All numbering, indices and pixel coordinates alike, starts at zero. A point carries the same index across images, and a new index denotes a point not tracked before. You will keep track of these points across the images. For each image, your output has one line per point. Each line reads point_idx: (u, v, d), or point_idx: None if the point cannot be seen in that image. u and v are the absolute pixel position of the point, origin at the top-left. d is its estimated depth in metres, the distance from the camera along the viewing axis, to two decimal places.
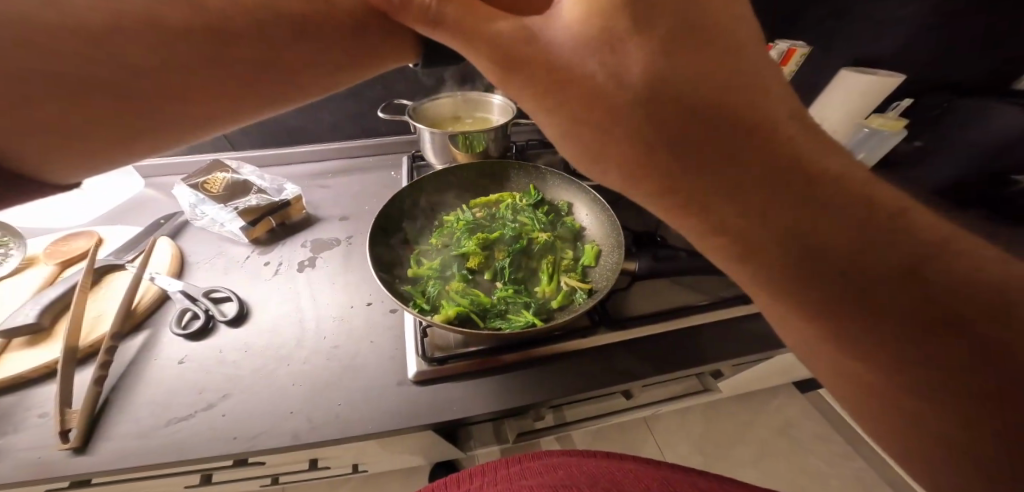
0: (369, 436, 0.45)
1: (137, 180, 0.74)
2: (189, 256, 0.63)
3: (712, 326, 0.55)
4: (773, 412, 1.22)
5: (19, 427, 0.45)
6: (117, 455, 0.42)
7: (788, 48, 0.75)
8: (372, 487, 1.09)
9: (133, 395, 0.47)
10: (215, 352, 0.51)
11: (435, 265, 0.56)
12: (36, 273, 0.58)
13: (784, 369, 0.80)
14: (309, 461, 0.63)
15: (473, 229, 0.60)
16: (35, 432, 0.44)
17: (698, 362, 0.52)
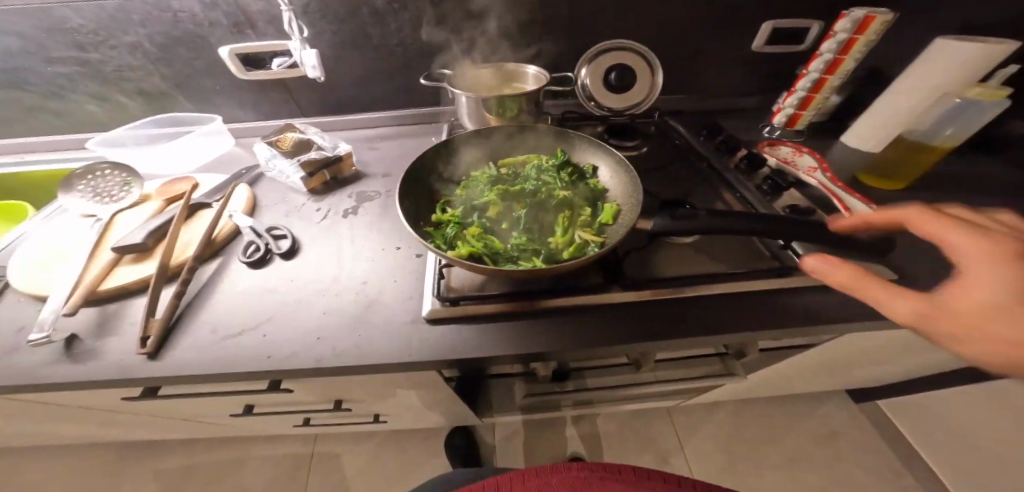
0: (383, 368, 0.49)
1: (228, 137, 0.87)
2: (260, 201, 0.72)
3: (741, 296, 0.52)
4: (811, 418, 1.16)
5: (118, 332, 0.54)
6: (179, 363, 0.49)
7: (865, 17, 0.73)
8: (394, 440, 1.18)
9: (199, 314, 0.54)
10: (268, 280, 0.58)
11: (457, 212, 0.59)
12: (149, 206, 0.71)
13: (822, 369, 0.75)
14: (334, 402, 0.70)
15: (496, 182, 0.63)
16: (127, 338, 0.53)
17: (714, 333, 0.49)
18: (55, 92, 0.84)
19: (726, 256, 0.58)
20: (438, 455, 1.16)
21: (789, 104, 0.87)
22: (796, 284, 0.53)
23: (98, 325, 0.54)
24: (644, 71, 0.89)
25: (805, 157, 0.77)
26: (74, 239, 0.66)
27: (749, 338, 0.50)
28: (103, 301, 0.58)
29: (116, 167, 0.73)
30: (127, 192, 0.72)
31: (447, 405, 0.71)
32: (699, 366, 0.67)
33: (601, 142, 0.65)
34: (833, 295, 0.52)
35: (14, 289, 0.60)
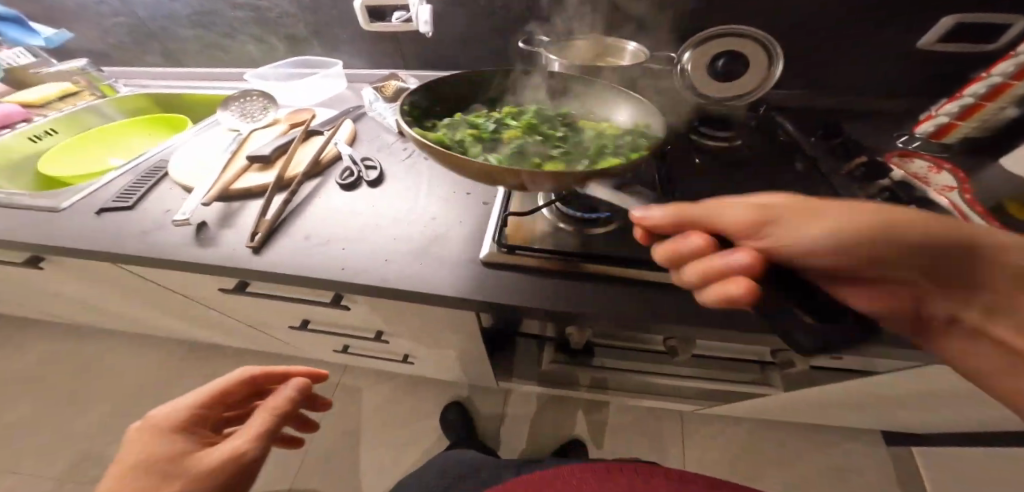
0: (438, 298, 0.53)
1: (342, 81, 0.98)
2: (359, 136, 0.82)
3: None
4: (825, 452, 1.14)
5: (235, 226, 0.60)
6: (277, 260, 0.56)
7: None
8: (414, 386, 1.29)
9: (296, 221, 0.62)
10: (355, 202, 0.66)
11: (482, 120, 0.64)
12: (276, 127, 0.81)
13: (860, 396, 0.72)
14: (374, 333, 0.82)
15: (540, 119, 0.66)
16: (241, 233, 0.59)
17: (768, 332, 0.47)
18: (229, 31, 1.02)
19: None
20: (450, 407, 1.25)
21: (945, 112, 0.74)
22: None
23: (225, 219, 0.61)
24: (761, 62, 0.81)
25: (944, 175, 0.65)
26: (217, 148, 0.75)
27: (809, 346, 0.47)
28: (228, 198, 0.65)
29: (266, 96, 0.87)
30: (266, 115, 0.84)
31: (474, 356, 0.81)
32: (730, 369, 0.67)
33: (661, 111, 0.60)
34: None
35: (169, 180, 0.68)
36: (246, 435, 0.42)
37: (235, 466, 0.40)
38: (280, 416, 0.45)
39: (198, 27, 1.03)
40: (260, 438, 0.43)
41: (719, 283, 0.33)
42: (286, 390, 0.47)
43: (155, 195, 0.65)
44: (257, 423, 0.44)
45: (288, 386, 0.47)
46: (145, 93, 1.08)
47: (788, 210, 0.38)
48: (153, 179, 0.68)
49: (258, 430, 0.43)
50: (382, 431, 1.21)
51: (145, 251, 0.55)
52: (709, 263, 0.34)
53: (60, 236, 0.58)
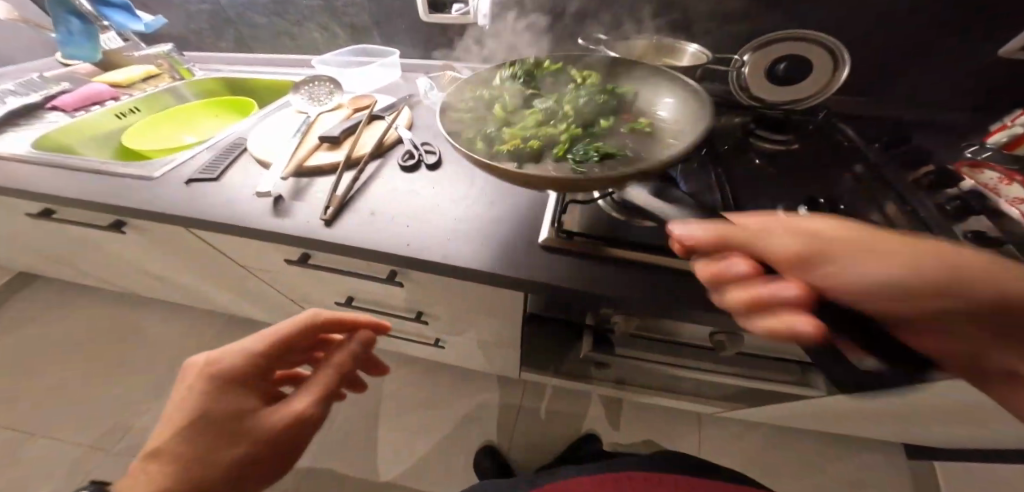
0: (496, 277, 0.56)
1: (397, 71, 1.03)
2: (417, 122, 0.85)
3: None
4: (852, 466, 1.11)
5: (309, 200, 0.65)
6: (346, 233, 0.59)
7: None
8: None
9: (362, 197, 0.65)
10: (414, 183, 0.69)
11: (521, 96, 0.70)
12: (340, 110, 0.86)
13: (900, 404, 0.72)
14: (416, 313, 0.85)
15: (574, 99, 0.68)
16: (314, 206, 0.64)
17: None
18: (299, 20, 1.08)
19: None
20: (472, 395, 1.33)
21: (1023, 122, 0.71)
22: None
23: (300, 194, 0.66)
24: (823, 67, 0.81)
25: (1017, 187, 0.61)
26: (292, 127, 0.80)
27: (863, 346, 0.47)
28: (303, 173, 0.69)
29: (333, 81, 0.90)
30: (331, 99, 0.89)
31: (508, 341, 0.84)
32: (770, 368, 0.67)
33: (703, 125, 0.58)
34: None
35: (248, 155, 0.73)
36: (307, 398, 0.47)
37: (294, 426, 0.45)
38: (335, 379, 0.50)
39: (271, 15, 1.09)
40: (320, 398, 0.48)
41: (771, 316, 0.30)
42: (351, 343, 0.53)
43: (236, 169, 0.70)
44: (318, 386, 0.49)
45: (353, 340, 0.54)
46: (218, 77, 1.16)
47: (849, 235, 0.32)
48: (234, 152, 0.73)
49: (316, 394, 0.48)
50: (410, 410, 1.31)
51: (233, 220, 0.60)
52: (786, 318, 0.29)
53: (154, 201, 0.64)
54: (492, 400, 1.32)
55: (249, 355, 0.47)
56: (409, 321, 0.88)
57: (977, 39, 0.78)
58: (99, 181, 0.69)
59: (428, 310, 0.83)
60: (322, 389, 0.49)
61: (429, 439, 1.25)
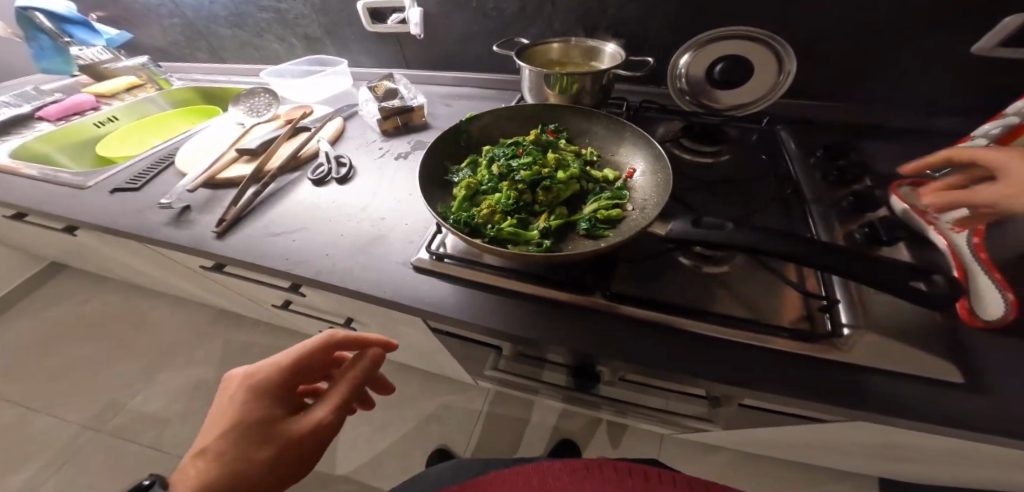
0: (364, 295, 0.57)
1: (348, 79, 1.04)
2: (346, 133, 0.86)
3: (748, 347, 0.49)
4: None
5: (211, 212, 0.68)
6: (232, 248, 0.62)
7: None
8: (399, 373, 1.35)
9: (261, 212, 0.67)
10: (317, 196, 0.70)
11: (482, 179, 0.59)
12: (273, 123, 0.90)
13: (829, 441, 0.67)
14: (345, 319, 0.84)
15: (527, 155, 0.61)
16: (212, 218, 0.67)
17: (677, 371, 0.49)
18: (259, 31, 1.11)
19: (754, 302, 0.53)
20: (437, 397, 1.29)
21: (984, 132, 0.61)
22: (816, 351, 0.47)
23: (204, 206, 0.69)
24: (769, 70, 0.74)
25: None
26: (224, 138, 0.87)
27: (727, 387, 0.48)
28: (216, 186, 0.73)
29: (270, 92, 0.96)
30: (268, 111, 0.95)
31: (436, 350, 0.84)
32: (676, 401, 0.69)
33: (648, 135, 0.61)
34: (846, 377, 0.46)
35: (175, 167, 0.80)
36: (327, 413, 0.44)
37: (314, 438, 0.42)
38: (353, 389, 0.46)
39: (235, 27, 1.13)
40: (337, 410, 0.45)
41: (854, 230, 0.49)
42: (361, 360, 0.47)
43: (159, 181, 0.76)
44: (338, 393, 0.45)
45: (363, 357, 0.47)
46: (193, 87, 1.22)
47: None
48: (162, 165, 0.80)
49: (332, 406, 0.45)
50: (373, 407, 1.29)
51: (136, 228, 0.66)
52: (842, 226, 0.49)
53: (80, 211, 0.71)
54: (457, 402, 1.28)
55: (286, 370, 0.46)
56: (343, 326, 0.88)
57: (946, 39, 0.68)
58: (44, 191, 0.76)
59: (356, 319, 0.82)
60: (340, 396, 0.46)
61: (387, 437, 1.23)
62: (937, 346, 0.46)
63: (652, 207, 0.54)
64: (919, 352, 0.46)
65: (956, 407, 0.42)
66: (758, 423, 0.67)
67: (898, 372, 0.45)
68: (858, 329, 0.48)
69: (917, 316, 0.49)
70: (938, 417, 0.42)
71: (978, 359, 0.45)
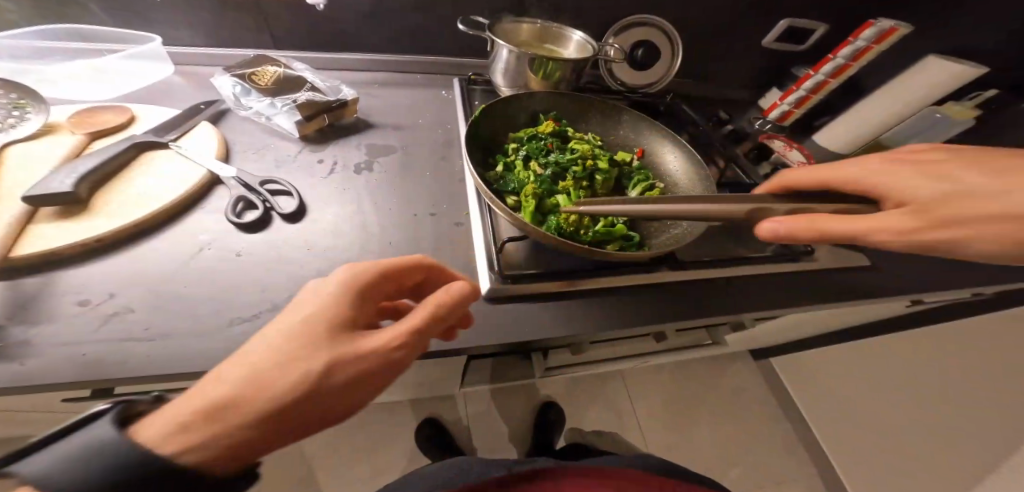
0: (455, 352, 0.43)
1: (168, 63, 0.67)
2: (234, 144, 0.56)
3: (765, 275, 0.62)
4: (731, 375, 1.28)
5: (49, 316, 0.34)
6: (167, 362, 0.33)
7: (888, 28, 0.77)
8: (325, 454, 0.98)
9: (184, 288, 0.38)
10: (273, 246, 0.45)
11: (536, 186, 0.52)
12: (59, 141, 0.49)
13: (779, 330, 0.86)
14: None
15: (561, 152, 0.57)
16: (66, 325, 0.33)
17: (735, 308, 0.58)
18: None
19: (751, 239, 0.66)
20: (401, 438, 1.00)
21: (864, 37, 0.79)
22: (803, 268, 0.63)
23: (19, 309, 0.34)
24: (667, 56, 0.86)
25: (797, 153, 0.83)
26: None
27: (763, 308, 0.60)
28: (10, 270, 0.36)
29: (7, 84, 0.51)
30: (21, 118, 0.49)
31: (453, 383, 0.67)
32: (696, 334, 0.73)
33: (648, 117, 0.64)
34: (824, 277, 0.64)
35: None
36: (304, 298, 0.29)
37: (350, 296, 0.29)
38: (434, 321, 0.30)
39: None
40: (416, 334, 0.29)
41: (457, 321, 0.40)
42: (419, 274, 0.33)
43: None
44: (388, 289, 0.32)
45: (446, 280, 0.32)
46: None
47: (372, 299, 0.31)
48: None
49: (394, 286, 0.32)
50: None
51: None
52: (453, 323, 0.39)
53: None
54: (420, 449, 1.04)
55: (321, 295, 0.29)
56: None
57: None
58: None
59: None
60: (436, 318, 0.30)
61: None
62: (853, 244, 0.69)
63: (688, 183, 0.59)
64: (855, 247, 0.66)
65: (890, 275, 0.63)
66: (747, 333, 0.80)
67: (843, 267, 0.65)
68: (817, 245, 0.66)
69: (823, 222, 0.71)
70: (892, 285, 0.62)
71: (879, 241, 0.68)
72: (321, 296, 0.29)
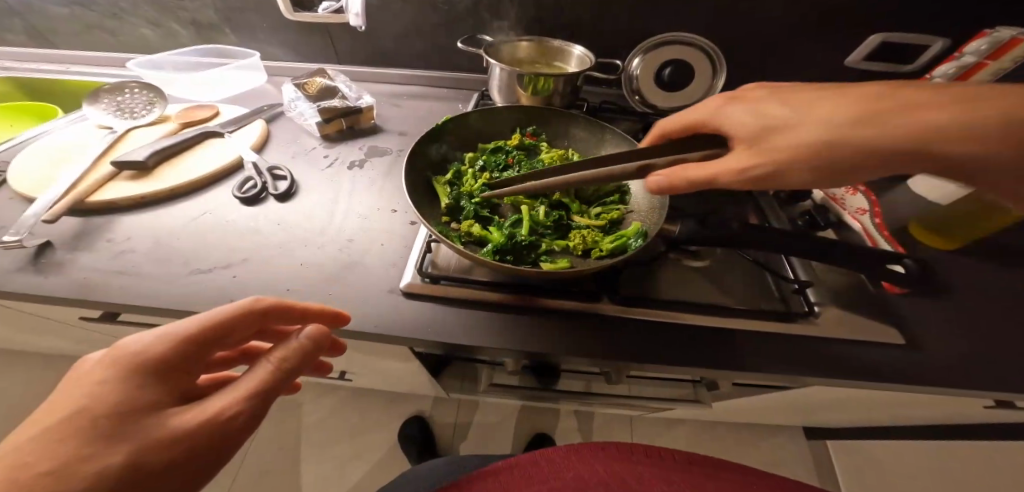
0: (351, 334, 0.47)
1: (260, 75, 0.87)
2: (273, 138, 0.71)
3: (737, 333, 0.49)
4: (766, 447, 1.09)
5: (93, 246, 0.49)
6: (138, 292, 0.45)
7: (1009, 38, 0.57)
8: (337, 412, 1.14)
9: (178, 240, 0.51)
10: (254, 218, 0.55)
11: (476, 190, 0.53)
12: (165, 127, 0.69)
13: (799, 406, 0.71)
14: None
15: (521, 162, 0.57)
16: (100, 254, 0.48)
17: (697, 363, 0.46)
18: (117, 11, 0.85)
19: (734, 289, 0.53)
20: (400, 416, 1.11)
21: (972, 50, 0.60)
22: (806, 333, 0.48)
23: (81, 239, 0.50)
24: (703, 74, 0.78)
25: (857, 198, 0.62)
26: (82, 147, 0.63)
27: (728, 372, 0.46)
28: (90, 213, 0.53)
29: (148, 87, 0.72)
30: (149, 111, 0.70)
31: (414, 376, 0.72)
32: (672, 386, 0.65)
33: (632, 138, 0.60)
34: (826, 351, 0.48)
35: (8, 186, 0.56)
36: (66, 394, 0.26)
37: (154, 367, 0.28)
38: (278, 381, 0.31)
39: (73, 5, 0.84)
40: (254, 397, 0.29)
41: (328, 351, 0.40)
42: (291, 339, 0.33)
43: None
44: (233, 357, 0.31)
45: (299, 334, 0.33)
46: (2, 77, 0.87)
47: (176, 359, 0.29)
48: None
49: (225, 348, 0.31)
50: (306, 462, 1.04)
51: None
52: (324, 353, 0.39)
53: None
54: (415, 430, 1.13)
55: (93, 385, 0.26)
56: None
57: None
58: None
59: None
60: (274, 376, 0.31)
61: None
62: (893, 313, 0.51)
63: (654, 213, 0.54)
64: (895, 318, 0.51)
65: (941, 365, 0.47)
66: (746, 399, 0.68)
67: (885, 342, 0.48)
68: (822, 307, 0.51)
69: (861, 280, 0.55)
70: (935, 377, 0.46)
71: (938, 319, 0.51)
72: (89, 388, 0.26)
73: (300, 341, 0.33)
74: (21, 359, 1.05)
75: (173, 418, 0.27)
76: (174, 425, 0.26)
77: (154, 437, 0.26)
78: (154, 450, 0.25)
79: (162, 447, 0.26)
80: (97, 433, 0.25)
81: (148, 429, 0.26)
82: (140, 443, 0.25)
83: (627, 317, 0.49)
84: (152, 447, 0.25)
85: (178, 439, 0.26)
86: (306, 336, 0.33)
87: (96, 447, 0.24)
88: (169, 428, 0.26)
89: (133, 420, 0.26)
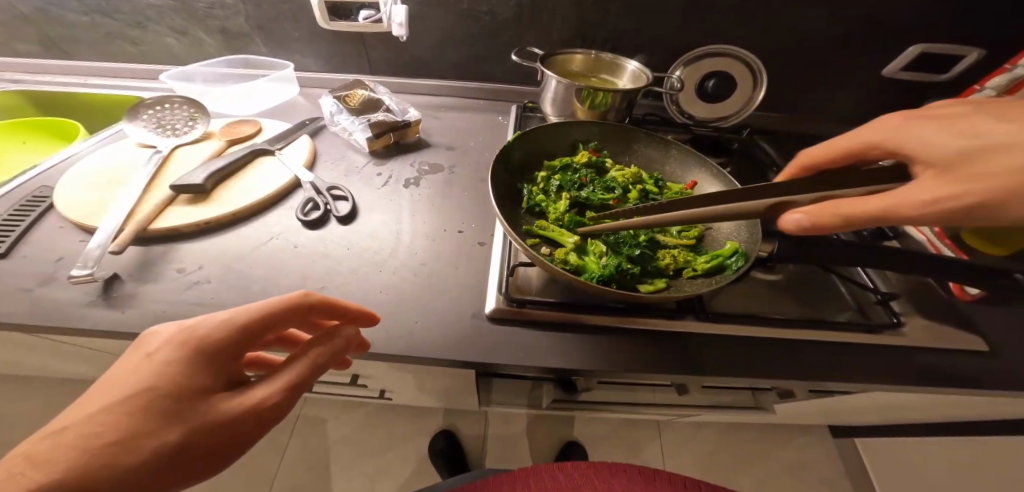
0: (442, 362, 0.45)
1: (293, 86, 0.84)
2: (320, 155, 0.69)
3: (820, 347, 0.49)
4: (792, 448, 1.12)
5: (161, 276, 0.47)
6: None
7: None
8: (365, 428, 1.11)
9: (250, 269, 0.49)
10: (323, 242, 0.54)
11: (558, 214, 0.54)
12: (210, 145, 0.66)
13: (847, 412, 0.73)
14: (350, 376, 0.65)
15: (597, 182, 0.58)
16: (171, 284, 0.46)
17: (785, 379, 0.47)
18: (140, 20, 0.81)
19: (807, 303, 0.54)
20: (431, 430, 1.10)
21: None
22: (889, 345, 0.49)
23: (147, 269, 0.48)
24: (745, 84, 0.79)
25: None
26: (126, 168, 0.60)
27: (814, 386, 0.47)
28: (150, 240, 0.51)
29: (188, 102, 0.69)
30: (192, 128, 0.68)
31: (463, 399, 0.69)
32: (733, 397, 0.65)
33: (699, 154, 0.60)
34: (909, 362, 0.48)
35: (56, 212, 0.54)
36: (136, 371, 0.28)
37: (210, 350, 0.30)
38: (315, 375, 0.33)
39: (93, 12, 0.80)
40: (294, 388, 0.31)
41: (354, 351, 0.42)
42: (333, 337, 0.34)
43: (36, 238, 0.50)
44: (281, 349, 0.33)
45: (339, 333, 0.35)
46: (15, 89, 0.82)
47: (230, 345, 0.30)
48: (32, 213, 0.53)
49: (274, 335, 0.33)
50: (337, 479, 1.02)
51: (29, 316, 0.42)
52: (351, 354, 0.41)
53: None
54: None
55: (160, 364, 0.28)
56: (349, 384, 0.70)
57: None
58: None
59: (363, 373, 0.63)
60: (314, 370, 0.32)
61: None
62: (963, 323, 0.52)
63: (736, 231, 0.55)
64: (967, 329, 0.52)
65: (1016, 375, 0.48)
66: (800, 406, 0.69)
67: (959, 353, 0.50)
68: (906, 317, 0.52)
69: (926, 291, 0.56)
70: (1012, 387, 0.47)
71: (1006, 328, 0.52)
72: (154, 366, 0.28)
73: (338, 340, 0.35)
74: (33, 381, 1.00)
75: (219, 402, 0.28)
76: (222, 408, 0.28)
77: (199, 418, 0.27)
78: (200, 434, 0.27)
79: (206, 431, 0.27)
80: (151, 405, 0.26)
81: (198, 412, 0.27)
82: (186, 422, 0.26)
83: (712, 337, 0.49)
84: (197, 432, 0.27)
85: (221, 422, 0.27)
86: (343, 335, 0.35)
87: (147, 423, 0.26)
88: (215, 413, 0.28)
89: (183, 401, 0.27)
